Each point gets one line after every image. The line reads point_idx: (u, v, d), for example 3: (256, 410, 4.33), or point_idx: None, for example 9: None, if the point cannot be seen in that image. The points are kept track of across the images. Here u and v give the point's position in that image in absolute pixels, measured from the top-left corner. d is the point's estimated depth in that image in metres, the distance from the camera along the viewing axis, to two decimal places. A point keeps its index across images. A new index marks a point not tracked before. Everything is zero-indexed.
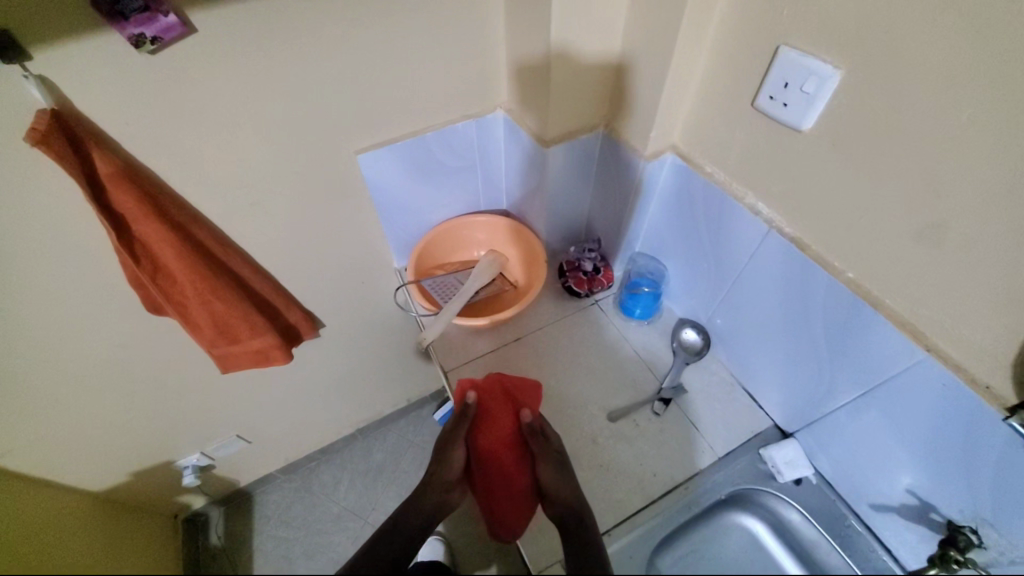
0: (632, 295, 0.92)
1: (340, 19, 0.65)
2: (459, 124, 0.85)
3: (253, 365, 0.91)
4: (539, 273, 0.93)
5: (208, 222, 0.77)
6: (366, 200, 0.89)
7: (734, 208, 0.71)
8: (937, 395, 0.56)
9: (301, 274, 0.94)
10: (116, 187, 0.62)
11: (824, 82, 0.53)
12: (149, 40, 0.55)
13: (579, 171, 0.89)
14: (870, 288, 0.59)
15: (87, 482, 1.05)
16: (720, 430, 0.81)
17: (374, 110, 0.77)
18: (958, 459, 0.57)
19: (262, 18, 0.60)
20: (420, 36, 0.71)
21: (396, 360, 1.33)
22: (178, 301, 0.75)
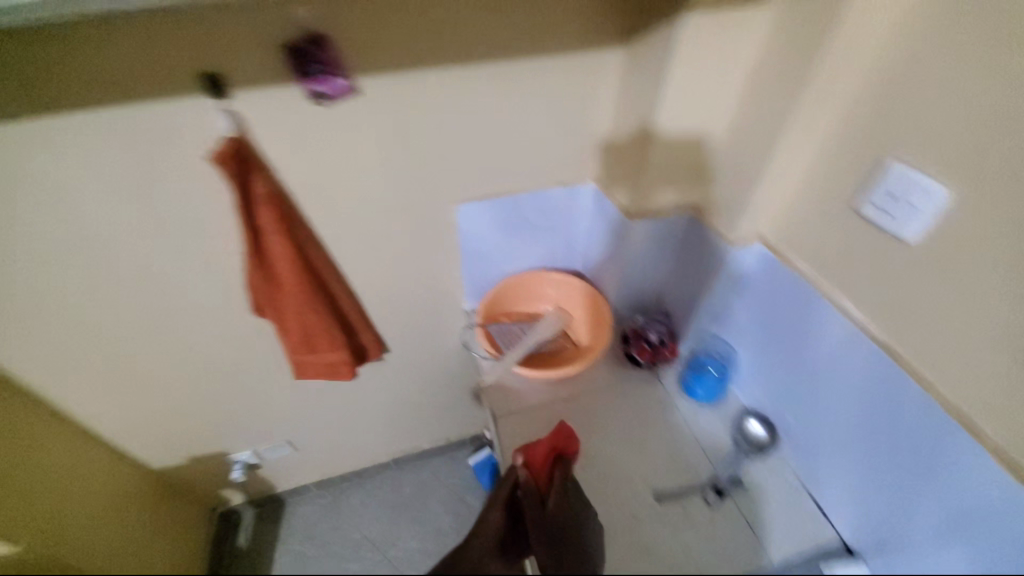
0: (696, 374, 0.91)
1: (473, 92, 0.75)
2: (553, 188, 0.92)
3: (321, 376, 0.97)
4: (603, 339, 0.95)
5: (321, 244, 0.86)
6: (456, 245, 0.96)
7: (819, 305, 0.70)
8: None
9: (383, 301, 1.02)
10: (262, 203, 0.72)
11: (930, 199, 0.54)
12: (321, 96, 0.68)
13: (659, 246, 0.92)
14: (973, 415, 0.55)
15: (153, 455, 1.14)
16: (781, 537, 0.76)
17: (483, 168, 0.85)
18: None
19: (412, 85, 0.71)
20: (535, 111, 0.80)
21: (444, 398, 1.36)
22: (279, 307, 0.84)
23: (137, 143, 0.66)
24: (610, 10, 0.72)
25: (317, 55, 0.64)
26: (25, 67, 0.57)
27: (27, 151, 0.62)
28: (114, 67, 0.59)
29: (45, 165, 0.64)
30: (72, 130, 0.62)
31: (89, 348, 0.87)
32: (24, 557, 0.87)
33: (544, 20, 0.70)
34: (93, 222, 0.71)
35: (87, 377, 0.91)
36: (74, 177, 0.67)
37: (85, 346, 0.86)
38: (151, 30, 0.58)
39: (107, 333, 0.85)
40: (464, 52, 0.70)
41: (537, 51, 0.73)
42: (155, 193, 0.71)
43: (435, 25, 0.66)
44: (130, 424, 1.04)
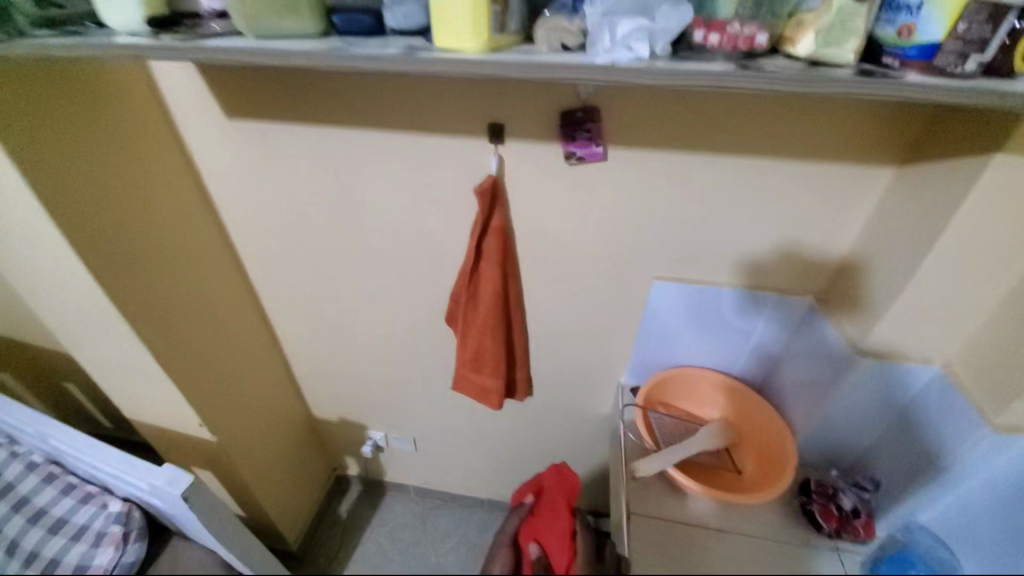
0: (911, 574, 0.62)
1: (714, 183, 0.76)
2: (761, 294, 0.86)
3: (473, 396, 1.04)
4: (783, 477, 0.81)
5: (518, 280, 0.94)
6: (636, 318, 0.96)
7: None
8: None
9: (546, 347, 1.05)
10: (492, 233, 0.84)
11: None
12: (575, 157, 0.76)
13: (883, 396, 0.77)
14: None
15: (318, 404, 1.34)
16: None
17: (692, 254, 0.85)
18: None
19: (659, 165, 0.76)
20: (772, 214, 0.77)
21: (560, 462, 1.32)
22: (468, 323, 0.94)
23: (425, 164, 0.83)
24: (892, 134, 0.67)
25: (587, 124, 0.73)
26: (388, 99, 0.78)
27: (359, 153, 0.84)
28: (437, 109, 0.77)
29: (366, 165, 0.85)
30: (391, 146, 0.82)
31: (322, 304, 1.09)
32: (208, 452, 1.06)
33: (811, 132, 0.69)
34: (371, 213, 0.91)
35: (310, 324, 1.15)
36: (377, 179, 0.87)
37: (321, 301, 1.09)
38: (473, 87, 0.74)
39: (338, 296, 1.06)
40: (717, 146, 0.72)
41: (793, 159, 0.72)
42: (419, 204, 0.88)
43: (703, 118, 0.71)
44: (317, 372, 1.26)
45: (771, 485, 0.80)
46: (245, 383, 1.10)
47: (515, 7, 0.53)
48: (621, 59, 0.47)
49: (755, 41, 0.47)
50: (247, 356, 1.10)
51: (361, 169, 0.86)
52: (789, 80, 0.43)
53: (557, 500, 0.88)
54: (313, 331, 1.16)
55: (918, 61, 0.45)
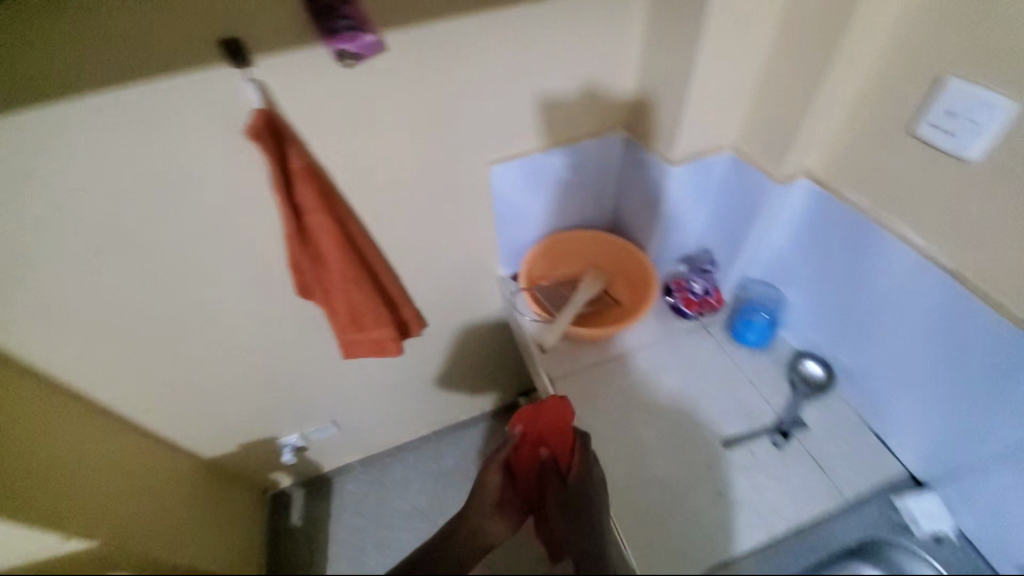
0: (745, 320, 0.90)
1: (502, 42, 0.71)
2: (585, 141, 0.90)
3: (370, 354, 0.97)
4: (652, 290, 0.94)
5: (357, 218, 0.84)
6: (488, 209, 0.95)
7: (881, 238, 0.68)
8: None
9: (417, 275, 1.01)
10: (302, 178, 0.70)
11: (997, 112, 0.52)
12: (349, 55, 0.65)
13: (700, 191, 0.89)
14: None
15: (203, 445, 1.16)
16: (848, 469, 0.76)
17: (512, 126, 0.83)
18: None
19: (440, 38, 0.68)
20: (567, 59, 0.77)
21: (479, 367, 1.37)
22: (325, 286, 0.83)
23: (161, 124, 0.63)
24: None
25: (342, 9, 0.61)
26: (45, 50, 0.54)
27: (49, 145, 0.59)
28: (131, 46, 0.56)
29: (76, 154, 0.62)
30: (96, 117, 0.60)
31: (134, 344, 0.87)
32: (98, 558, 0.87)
33: None
34: (126, 214, 0.69)
35: (134, 374, 0.92)
36: (107, 167, 0.64)
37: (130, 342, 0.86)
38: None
39: (149, 328, 0.85)
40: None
41: None
42: (186, 179, 0.69)
43: None
44: (179, 416, 1.06)
45: (645, 300, 0.93)
46: (99, 465, 0.89)
47: None
48: None
49: None
50: (86, 437, 0.88)
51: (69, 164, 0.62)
52: None
53: (553, 426, 0.72)
54: (144, 378, 0.94)
55: None
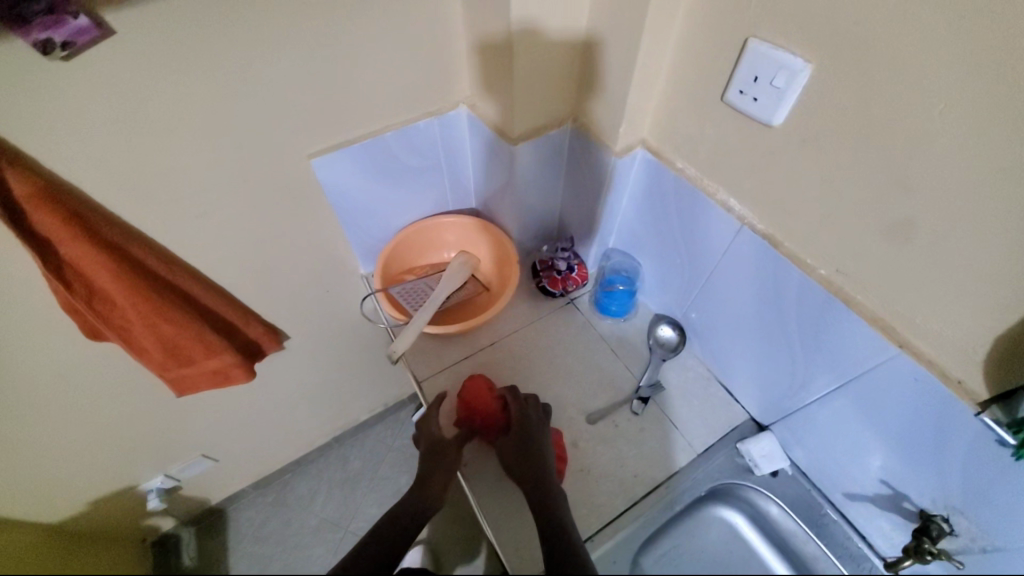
0: (607, 293, 0.91)
1: (279, 12, 0.59)
2: (421, 121, 0.80)
3: (213, 385, 0.87)
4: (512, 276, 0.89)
5: (148, 240, 0.71)
6: (325, 204, 0.84)
7: (707, 204, 0.69)
8: (918, 394, 0.55)
9: (257, 287, 0.88)
10: (31, 206, 0.56)
11: (794, 76, 0.50)
12: (58, 45, 0.50)
13: (547, 166, 0.85)
14: (843, 286, 0.58)
15: (38, 516, 0.98)
16: (699, 423, 0.81)
17: (325, 111, 0.72)
18: (928, 452, 0.57)
19: (193, 12, 0.55)
20: (372, 28, 0.67)
21: (366, 367, 1.28)
22: (121, 325, 0.71)
23: None
24: None
25: None
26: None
27: None
28: None
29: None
30: None
31: None
32: None
33: None
34: None
35: None
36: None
37: None
38: None
39: None
40: None
41: None
42: None
43: None
44: None
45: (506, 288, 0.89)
46: None
47: None
48: None
49: None
50: None
51: None
52: None
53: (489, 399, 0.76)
54: None
55: None
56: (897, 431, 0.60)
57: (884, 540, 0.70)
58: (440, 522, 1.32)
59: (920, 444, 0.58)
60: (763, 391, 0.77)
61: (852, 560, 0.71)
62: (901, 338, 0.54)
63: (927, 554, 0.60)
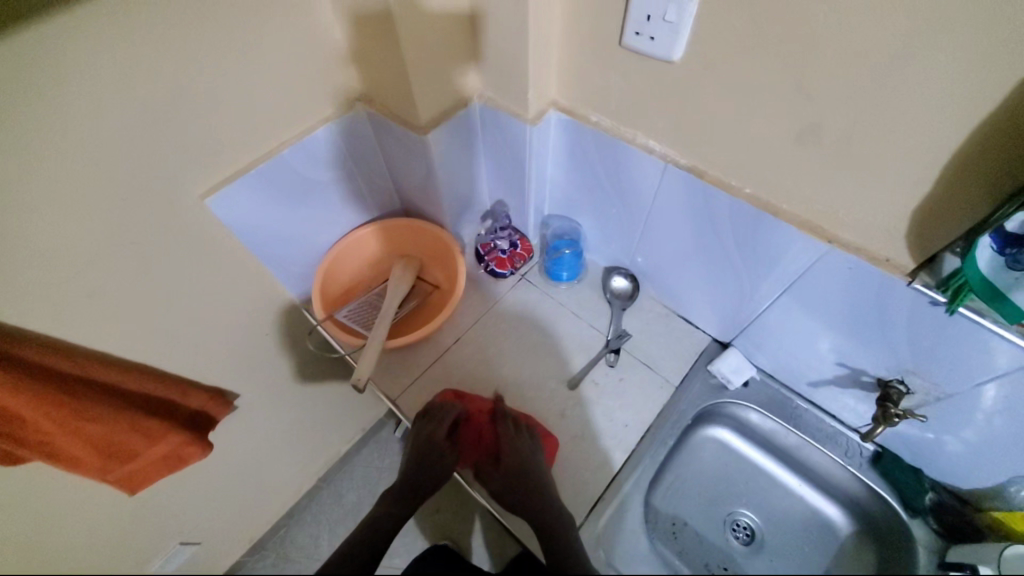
0: (555, 260, 0.91)
1: (117, 42, 0.51)
2: (318, 131, 0.74)
3: (169, 470, 0.79)
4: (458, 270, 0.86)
5: (40, 338, 0.61)
6: (236, 244, 0.77)
7: (628, 150, 0.69)
8: (853, 277, 0.60)
9: (186, 352, 0.80)
10: None
11: (683, 8, 0.51)
12: None
13: (463, 147, 0.82)
14: (772, 199, 0.61)
15: None
16: (670, 359, 0.84)
17: (205, 144, 0.64)
18: (874, 324, 0.63)
19: (10, 64, 0.45)
20: (236, 40, 0.59)
21: (332, 398, 1.21)
22: (40, 442, 0.61)
23: None
24: None
25: None
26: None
27: None
28: None
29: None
30: None
31: None
32: None
33: None
34: None
35: None
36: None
37: None
38: None
39: None
40: None
41: None
42: None
43: None
44: None
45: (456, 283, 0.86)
46: None
47: None
48: None
49: None
50: None
51: None
52: None
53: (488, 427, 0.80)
54: None
55: None
56: (843, 316, 0.65)
57: (852, 415, 0.78)
58: (437, 522, 1.33)
59: (866, 322, 0.64)
60: (718, 312, 0.81)
61: (829, 439, 0.79)
62: (828, 234, 0.59)
63: (894, 417, 0.66)
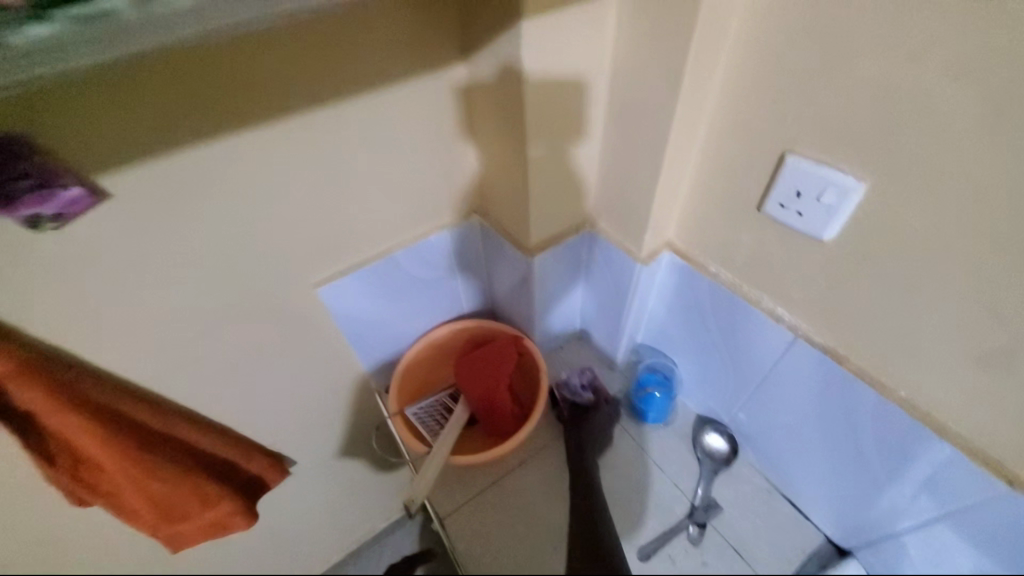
0: (642, 400, 0.83)
1: (286, 158, 0.57)
2: (432, 236, 0.76)
3: (210, 536, 0.77)
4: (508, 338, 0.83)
5: (140, 390, 0.65)
6: (334, 326, 0.79)
7: (751, 311, 0.63)
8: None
9: (265, 416, 0.82)
10: (13, 384, 0.51)
11: (846, 195, 0.46)
12: (49, 217, 0.48)
13: (566, 270, 0.81)
14: (931, 412, 0.50)
15: None
16: (769, 551, 0.72)
17: (333, 240, 0.68)
18: None
19: (198, 166, 0.53)
20: (383, 159, 0.64)
21: (381, 478, 1.17)
22: (109, 489, 0.63)
23: None
24: (429, 24, 0.56)
25: (20, 165, 0.44)
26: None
27: None
28: None
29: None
30: None
31: None
32: None
33: (346, 53, 0.53)
34: None
35: None
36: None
37: None
38: None
39: None
40: (246, 114, 0.52)
41: (350, 91, 0.56)
42: None
43: (188, 83, 0.47)
44: None
45: (496, 354, 0.82)
46: None
47: None
48: None
49: None
50: None
51: None
52: None
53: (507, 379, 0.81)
54: None
55: None
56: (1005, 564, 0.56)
57: None
58: None
59: None
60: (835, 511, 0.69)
61: None
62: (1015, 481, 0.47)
63: None
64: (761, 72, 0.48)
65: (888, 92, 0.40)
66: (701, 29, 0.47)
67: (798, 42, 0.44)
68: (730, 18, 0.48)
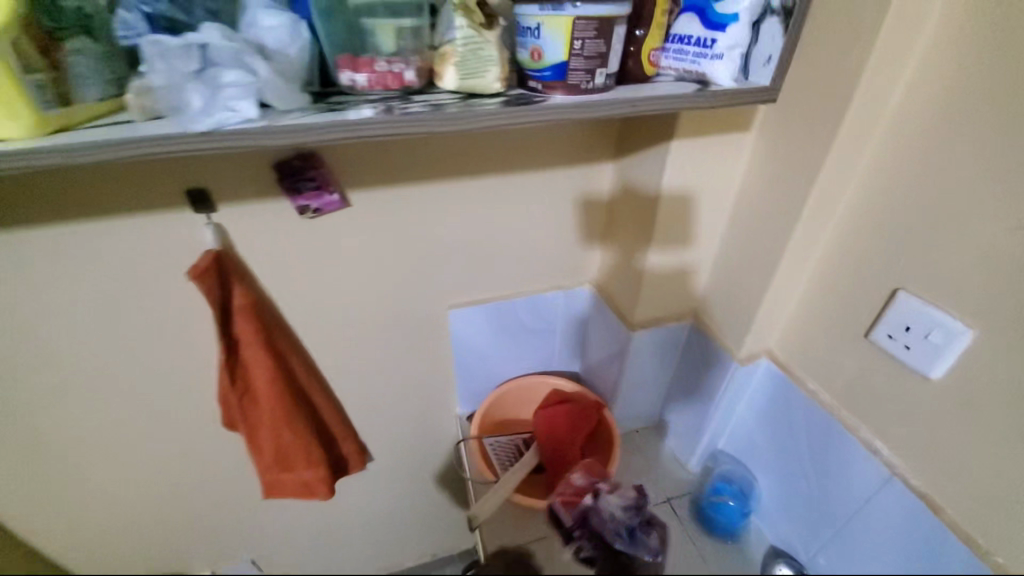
0: (715, 507, 0.82)
1: (461, 204, 0.72)
2: (548, 293, 0.88)
3: (297, 496, 0.87)
4: (590, 410, 0.87)
5: (303, 350, 0.81)
6: (445, 350, 0.91)
7: (847, 440, 0.64)
8: None
9: (367, 409, 0.94)
10: (240, 314, 0.68)
11: (953, 337, 0.51)
12: (311, 210, 0.66)
13: (661, 355, 0.85)
14: None
15: None
16: None
17: (473, 277, 0.82)
18: None
19: (406, 199, 0.69)
20: (532, 223, 0.78)
21: (426, 520, 1.18)
22: (253, 423, 0.77)
23: (106, 262, 0.63)
24: (600, 131, 0.71)
25: (310, 172, 0.63)
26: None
27: (12, 273, 0.60)
28: (105, 192, 0.58)
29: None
30: (57, 242, 0.59)
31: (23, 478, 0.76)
32: None
33: (535, 142, 0.69)
34: (62, 339, 0.66)
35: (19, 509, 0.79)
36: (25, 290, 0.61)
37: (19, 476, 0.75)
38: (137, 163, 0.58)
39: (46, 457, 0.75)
40: (449, 171, 0.68)
41: (526, 168, 0.71)
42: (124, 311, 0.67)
43: (424, 142, 0.64)
44: (57, 556, 0.89)
45: (578, 413, 0.87)
46: None
47: (88, 72, 0.36)
48: (225, 122, 0.33)
49: (406, 78, 0.41)
50: None
51: (30, 299, 0.62)
52: (429, 121, 0.38)
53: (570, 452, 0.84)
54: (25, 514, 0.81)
55: (557, 82, 0.40)
56: None
57: None
58: None
59: None
60: None
61: None
62: None
63: None
64: (887, 217, 0.55)
65: (1016, 258, 0.45)
66: (829, 174, 0.55)
67: (927, 199, 0.51)
68: (855, 169, 0.56)
